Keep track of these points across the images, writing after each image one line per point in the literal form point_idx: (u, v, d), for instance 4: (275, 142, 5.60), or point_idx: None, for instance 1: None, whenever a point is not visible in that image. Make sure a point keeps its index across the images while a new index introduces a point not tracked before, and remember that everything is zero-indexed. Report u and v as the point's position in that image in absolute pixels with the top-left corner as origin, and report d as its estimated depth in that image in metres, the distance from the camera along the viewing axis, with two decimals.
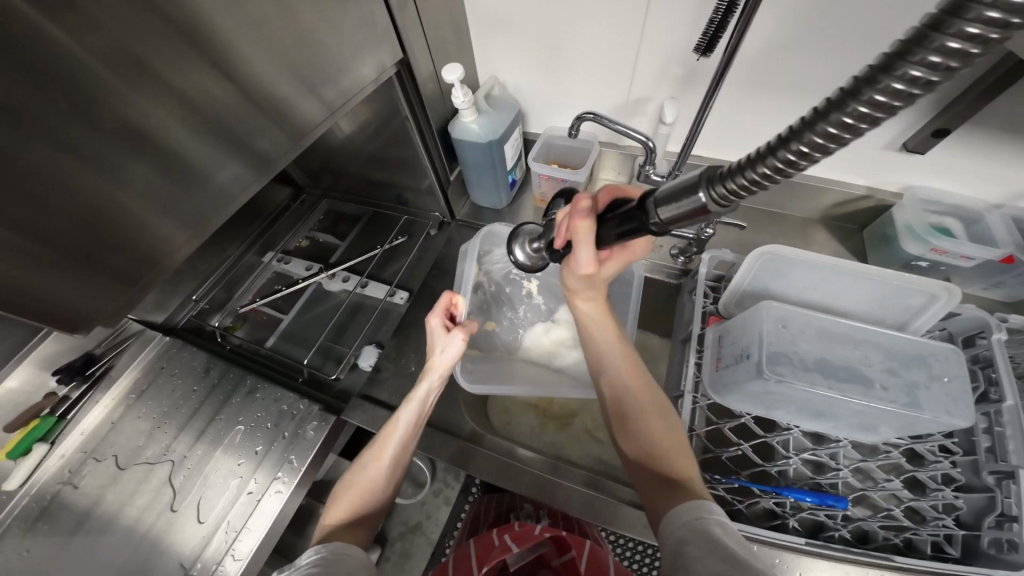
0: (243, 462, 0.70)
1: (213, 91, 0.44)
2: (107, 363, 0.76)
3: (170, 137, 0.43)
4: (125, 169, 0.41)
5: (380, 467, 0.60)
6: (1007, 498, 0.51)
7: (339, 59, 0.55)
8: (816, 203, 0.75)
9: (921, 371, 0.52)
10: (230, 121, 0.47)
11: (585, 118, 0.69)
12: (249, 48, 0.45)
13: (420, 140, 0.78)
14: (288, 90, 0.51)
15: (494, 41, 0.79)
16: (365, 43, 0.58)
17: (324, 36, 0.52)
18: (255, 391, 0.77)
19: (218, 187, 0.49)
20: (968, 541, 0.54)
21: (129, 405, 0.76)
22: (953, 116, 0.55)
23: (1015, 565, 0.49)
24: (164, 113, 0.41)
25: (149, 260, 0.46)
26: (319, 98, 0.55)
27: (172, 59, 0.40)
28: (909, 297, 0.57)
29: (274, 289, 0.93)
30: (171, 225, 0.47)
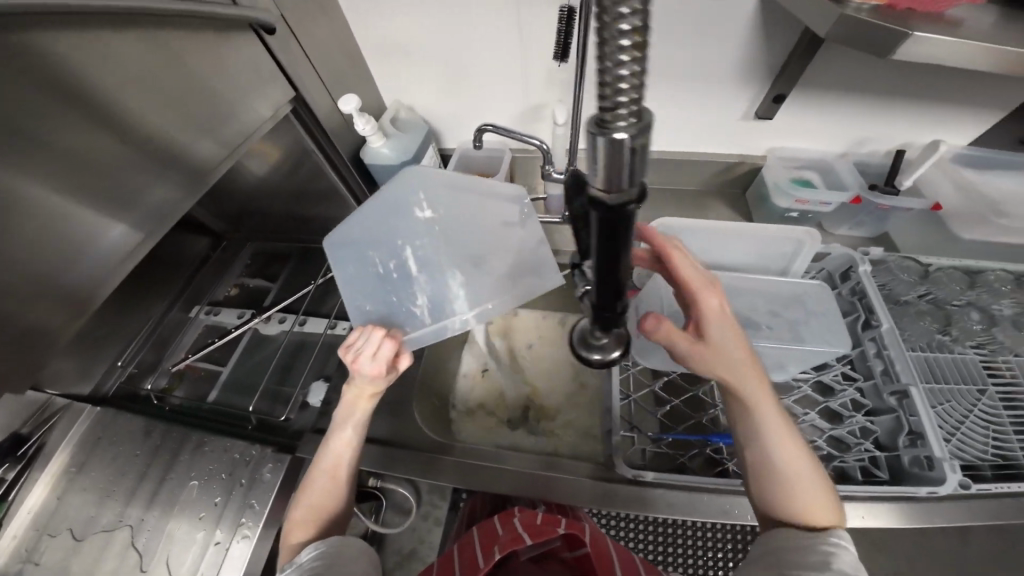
0: (204, 515, 0.68)
1: (102, 146, 0.44)
2: (39, 441, 0.73)
3: (56, 197, 0.42)
4: (9, 236, 0.40)
5: (335, 481, 0.55)
6: (912, 417, 0.57)
7: (236, 105, 0.57)
8: (706, 175, 0.82)
9: (797, 308, 0.59)
10: (123, 175, 0.47)
11: (485, 130, 0.72)
12: (128, 98, 0.45)
13: (334, 172, 0.81)
14: (179, 134, 0.51)
15: (391, 69, 0.83)
16: (261, 89, 0.61)
17: (210, 78, 0.53)
18: (203, 444, 0.75)
19: (116, 242, 0.48)
20: (891, 463, 0.58)
21: (70, 479, 0.72)
22: (786, 82, 0.64)
23: (939, 481, 0.53)
24: (46, 174, 0.41)
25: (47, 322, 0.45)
26: (216, 140, 0.56)
27: (44, 121, 0.40)
28: (782, 246, 0.64)
29: (208, 342, 0.89)
30: (70, 283, 0.45)
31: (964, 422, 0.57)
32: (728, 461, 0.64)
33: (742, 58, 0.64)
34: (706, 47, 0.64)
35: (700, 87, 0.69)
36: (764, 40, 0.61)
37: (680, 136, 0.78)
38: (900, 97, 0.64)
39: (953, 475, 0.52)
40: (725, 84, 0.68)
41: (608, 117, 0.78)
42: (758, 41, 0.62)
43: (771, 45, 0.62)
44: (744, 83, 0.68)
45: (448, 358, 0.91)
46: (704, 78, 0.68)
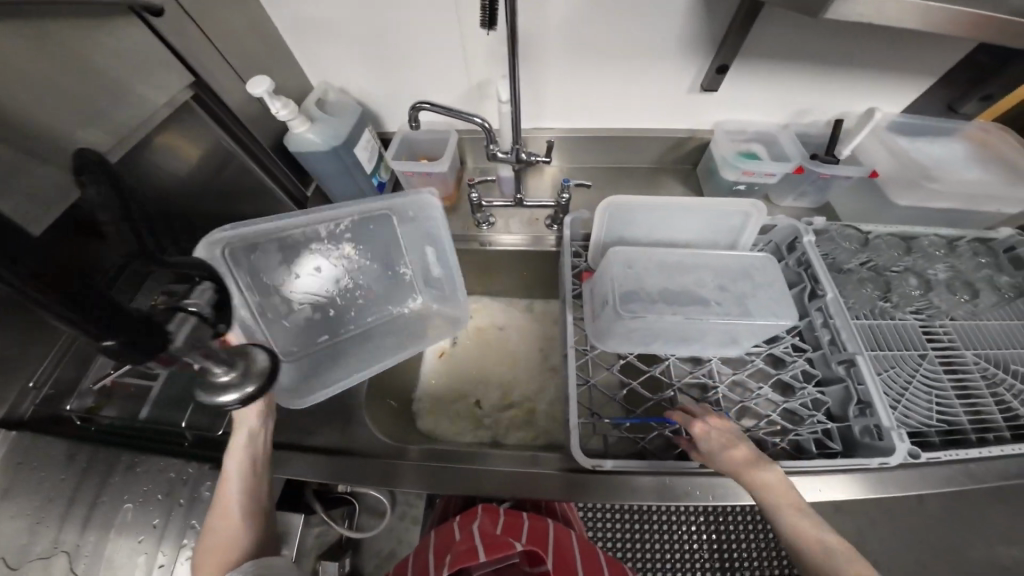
0: (144, 537, 0.64)
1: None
2: None
3: None
4: None
5: (230, 517, 0.51)
6: (859, 385, 0.58)
7: (124, 89, 0.50)
8: (656, 152, 0.81)
9: (745, 282, 0.58)
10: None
11: (421, 108, 0.67)
12: None
13: (258, 161, 0.73)
14: (58, 123, 0.44)
15: (313, 45, 0.75)
16: (158, 71, 0.54)
17: (93, 60, 0.47)
18: (135, 465, 0.69)
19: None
20: (843, 433, 0.60)
21: None
22: (728, 52, 0.62)
23: (887, 450, 0.55)
24: None
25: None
26: (107, 130, 0.49)
27: None
28: (729, 219, 0.63)
29: (134, 355, 0.80)
30: None
31: (907, 387, 0.59)
32: None
33: (683, 28, 0.62)
34: (645, 16, 0.61)
35: (644, 58, 0.67)
36: (703, 8, 0.59)
37: (629, 111, 0.76)
38: (837, 65, 0.64)
39: (901, 443, 0.54)
40: (668, 55, 0.66)
41: (554, 93, 0.74)
42: (697, 9, 0.59)
43: (712, 12, 0.59)
44: (687, 54, 0.65)
45: (406, 355, 0.87)
46: (647, 50, 0.65)
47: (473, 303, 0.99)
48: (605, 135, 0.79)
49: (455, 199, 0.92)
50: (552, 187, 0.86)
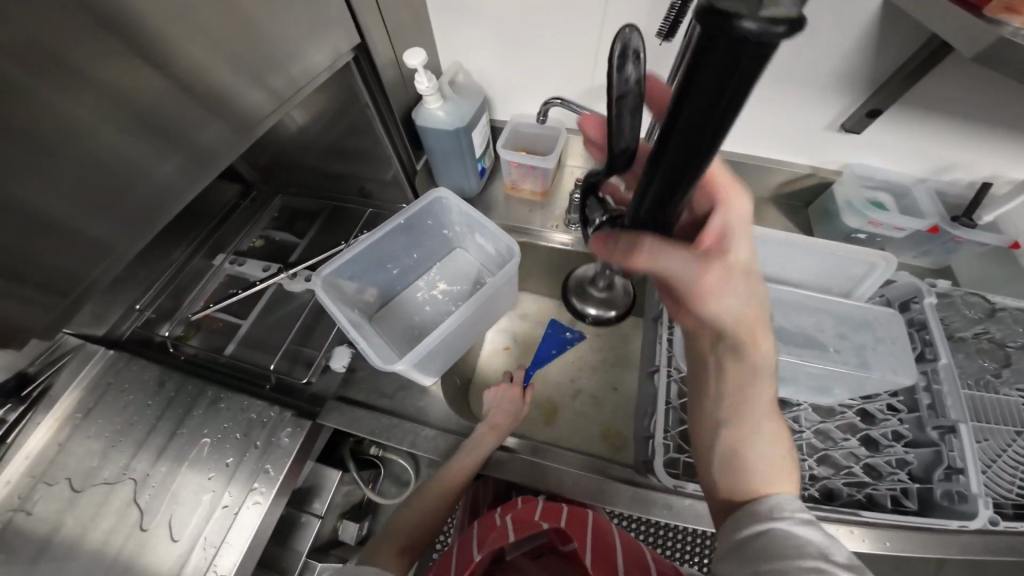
0: (213, 476, 0.67)
1: (143, 81, 0.40)
2: (46, 381, 0.71)
3: (107, 144, 0.40)
4: (53, 177, 0.37)
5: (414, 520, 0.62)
6: (951, 452, 0.54)
7: (293, 57, 0.53)
8: (766, 182, 0.79)
9: (866, 335, 0.57)
10: (174, 119, 0.44)
11: (553, 103, 0.67)
12: (186, 40, 0.41)
13: (382, 128, 0.75)
14: (228, 80, 0.47)
15: (454, 27, 0.77)
16: (325, 42, 0.56)
17: (269, 26, 0.48)
18: (219, 401, 0.73)
19: (161, 183, 0.45)
20: (923, 495, 0.56)
21: (76, 425, 0.70)
22: (886, 96, 0.60)
23: (969, 515, 0.51)
24: (96, 115, 0.38)
25: (87, 263, 0.43)
26: (266, 88, 0.51)
27: (96, 56, 0.36)
28: (851, 268, 0.62)
29: (229, 294, 0.86)
30: (112, 224, 0.43)
31: (998, 459, 0.57)
32: None
33: (842, 63, 0.60)
34: (810, 45, 0.59)
35: (787, 87, 0.65)
36: (872, 47, 0.57)
37: (750, 138, 0.74)
38: (1006, 126, 0.59)
39: (985, 510, 0.50)
40: (814, 89, 0.64)
41: None
42: (867, 48, 0.57)
43: (882, 53, 0.57)
44: (835, 91, 0.63)
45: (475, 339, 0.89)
46: (795, 80, 0.64)
47: (540, 300, 1.00)
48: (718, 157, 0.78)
49: (548, 194, 0.93)
50: None
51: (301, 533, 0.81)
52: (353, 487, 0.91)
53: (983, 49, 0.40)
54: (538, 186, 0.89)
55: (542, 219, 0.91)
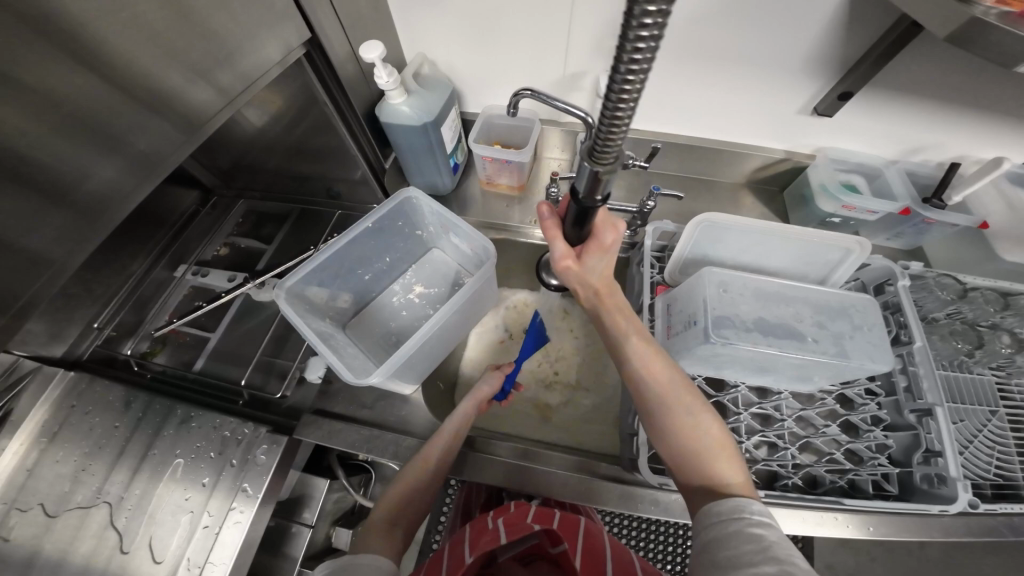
0: (191, 495, 0.64)
1: (70, 82, 0.36)
2: (6, 406, 0.66)
3: (29, 150, 0.35)
4: None
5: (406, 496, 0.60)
6: (929, 435, 0.55)
7: (245, 55, 0.49)
8: (744, 167, 0.78)
9: (845, 322, 0.56)
10: (109, 121, 0.40)
11: (522, 95, 0.64)
12: (121, 36, 0.37)
13: (345, 128, 0.72)
14: (171, 79, 0.43)
15: (414, 15, 0.72)
16: (278, 37, 0.52)
17: (217, 17, 0.44)
18: (189, 419, 0.69)
19: (98, 190, 0.42)
20: (902, 478, 0.57)
21: (44, 448, 0.65)
22: (857, 79, 0.59)
23: (948, 499, 0.52)
24: (15, 121, 0.34)
25: (23, 280, 0.39)
26: (214, 86, 0.47)
27: (13, 58, 0.32)
28: (827, 254, 0.62)
29: (195, 306, 0.81)
30: (46, 234, 0.39)
31: (973, 440, 0.58)
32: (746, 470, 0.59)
33: (815, 44, 0.58)
34: (784, 27, 0.57)
35: (762, 70, 0.63)
36: (845, 27, 0.55)
37: (727, 123, 0.73)
38: (975, 107, 0.59)
39: (964, 493, 0.51)
40: (788, 72, 0.63)
41: (656, 96, 0.71)
42: (840, 29, 0.56)
43: (854, 33, 0.56)
44: (809, 74, 0.62)
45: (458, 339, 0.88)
46: (769, 64, 0.62)
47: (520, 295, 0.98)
48: (694, 144, 0.77)
49: (525, 188, 0.91)
50: (629, 189, 0.84)
51: (294, 542, 0.80)
52: (343, 493, 0.89)
53: (957, 29, 0.39)
54: (513, 180, 0.87)
55: (519, 215, 0.89)
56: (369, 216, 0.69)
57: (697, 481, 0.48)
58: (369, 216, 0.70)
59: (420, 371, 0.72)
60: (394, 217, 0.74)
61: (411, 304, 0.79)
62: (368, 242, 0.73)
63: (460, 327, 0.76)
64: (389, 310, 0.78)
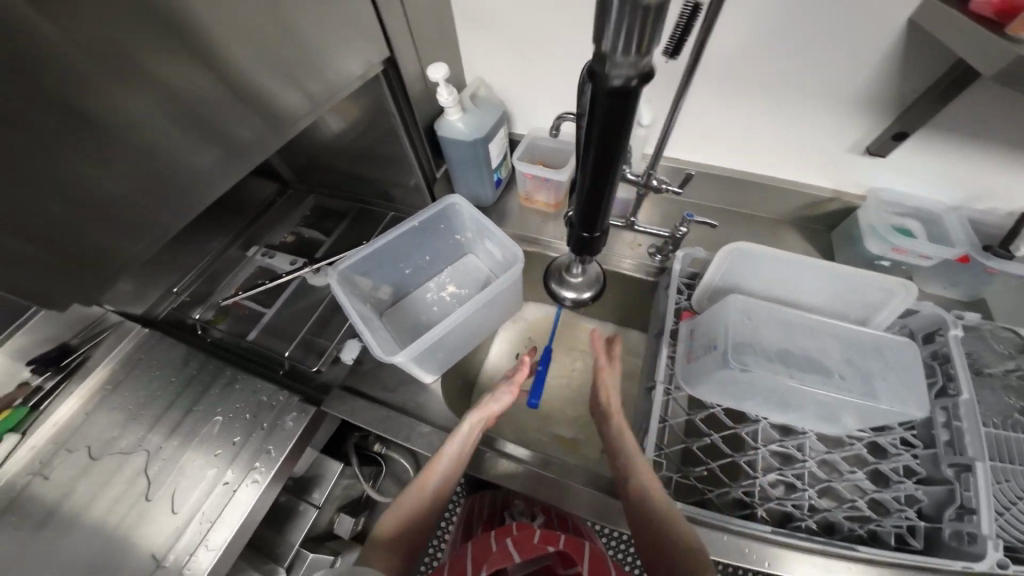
0: (220, 453, 0.70)
1: (201, 84, 0.46)
2: (82, 354, 0.78)
3: (150, 131, 0.44)
4: (99, 155, 0.41)
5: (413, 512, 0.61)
6: (967, 491, 0.49)
7: (327, 76, 0.59)
8: (785, 203, 0.77)
9: (878, 362, 0.54)
10: (215, 113, 0.48)
11: (566, 118, 0.69)
12: (234, 43, 0.46)
13: (406, 140, 0.81)
14: (266, 82, 0.51)
15: (478, 42, 0.81)
16: (357, 65, 0.63)
17: (314, 33, 0.54)
18: (234, 382, 0.78)
19: (200, 173, 0.50)
20: (929, 532, 0.52)
21: (101, 399, 0.75)
22: (912, 119, 0.58)
23: (976, 557, 0.47)
24: (144, 105, 0.42)
25: (121, 240, 0.46)
26: (300, 90, 0.56)
27: (152, 54, 0.41)
28: (867, 294, 0.59)
29: (258, 283, 0.92)
30: (150, 204, 0.47)
31: (1016, 503, 0.51)
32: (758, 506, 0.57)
33: (862, 82, 0.58)
34: (830, 62, 0.58)
35: (806, 106, 0.64)
36: (895, 66, 0.55)
37: (769, 156, 0.73)
38: None
39: (995, 552, 0.46)
40: (834, 108, 0.63)
41: (696, 125, 0.73)
42: (889, 67, 0.56)
43: (906, 71, 0.55)
44: (856, 112, 0.62)
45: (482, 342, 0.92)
46: (813, 100, 0.63)
47: (546, 310, 1.01)
48: (733, 175, 0.77)
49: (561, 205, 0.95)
50: (664, 215, 0.86)
51: (297, 523, 0.83)
52: (354, 481, 0.93)
53: (1005, 66, 0.38)
54: (551, 198, 0.91)
55: (553, 231, 0.93)
56: (415, 215, 0.76)
57: (676, 549, 0.48)
58: (421, 217, 0.77)
59: (439, 364, 0.76)
60: (438, 221, 0.81)
61: (441, 302, 0.84)
62: (412, 240, 0.80)
63: (483, 327, 0.80)
64: (423, 305, 0.84)
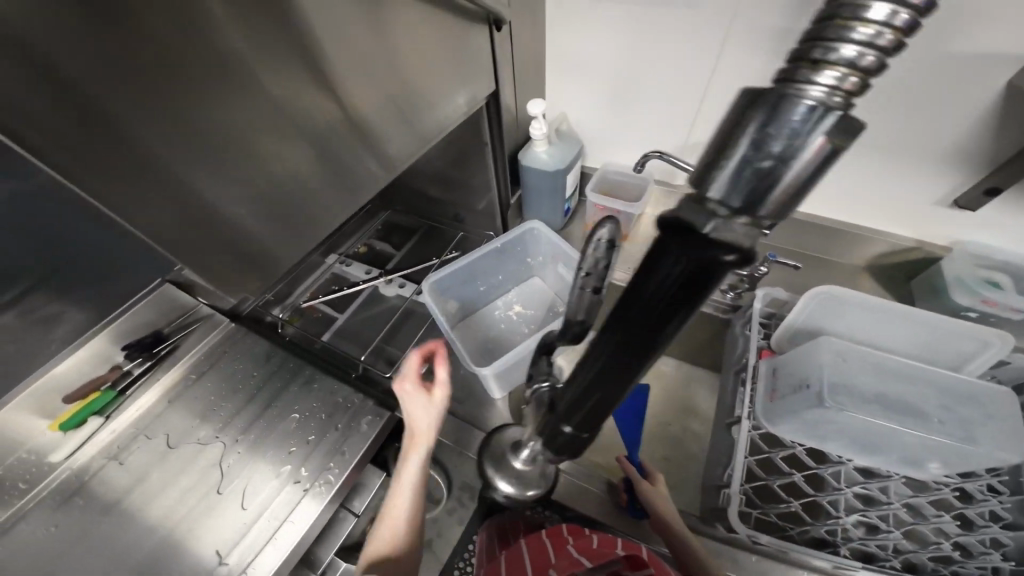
0: (294, 451, 0.70)
1: (318, 109, 0.44)
2: (173, 342, 0.77)
3: (269, 149, 0.41)
4: (221, 176, 0.38)
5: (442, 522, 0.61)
6: None
7: (428, 99, 0.59)
8: (860, 249, 0.78)
9: (977, 409, 0.53)
10: (329, 128, 0.46)
11: (652, 156, 0.73)
12: (343, 57, 0.44)
13: (492, 165, 0.86)
14: (373, 97, 0.50)
15: (566, 83, 0.88)
16: (451, 89, 0.63)
17: (422, 52, 0.55)
18: (312, 382, 0.78)
19: (315, 202, 0.48)
20: None
21: (185, 386, 0.76)
22: (1008, 174, 0.59)
23: None
24: (263, 121, 0.39)
25: (244, 262, 0.43)
26: (405, 103, 0.55)
27: (270, 66, 0.38)
28: (960, 344, 0.59)
29: (333, 289, 0.98)
30: (267, 225, 0.44)
31: None
32: (840, 545, 0.55)
33: (956, 137, 0.61)
34: (927, 115, 0.60)
35: (895, 156, 0.66)
36: (995, 122, 0.57)
37: (849, 203, 0.75)
38: None
39: None
40: (924, 161, 0.65)
41: None
42: (987, 124, 0.58)
43: (1005, 128, 0.57)
44: (944, 165, 0.64)
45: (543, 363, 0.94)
46: (904, 151, 0.65)
47: None
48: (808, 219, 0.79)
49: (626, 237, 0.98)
50: None
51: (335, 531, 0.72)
52: None
53: None
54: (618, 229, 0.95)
55: None
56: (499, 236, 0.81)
57: None
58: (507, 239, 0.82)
59: (514, 382, 0.78)
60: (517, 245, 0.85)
61: (507, 321, 0.87)
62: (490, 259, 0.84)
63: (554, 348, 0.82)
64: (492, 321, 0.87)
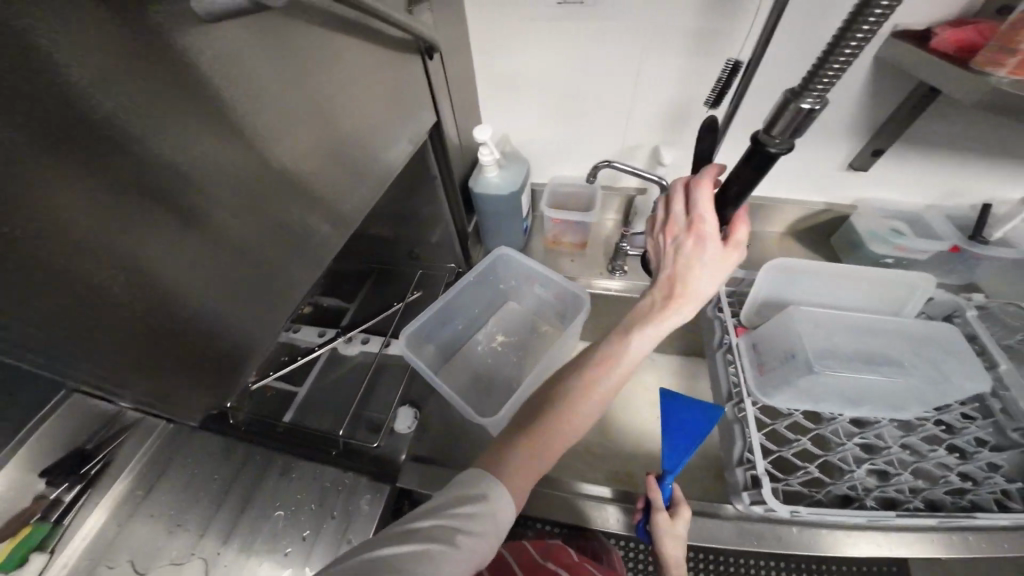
0: (291, 551, 0.60)
1: (225, 161, 0.33)
2: (105, 457, 0.66)
3: (192, 223, 0.32)
4: (135, 269, 0.30)
5: None
6: None
7: (375, 136, 0.52)
8: (789, 219, 0.88)
9: (931, 349, 0.62)
10: (265, 184, 0.37)
11: (603, 166, 0.75)
12: (267, 98, 0.36)
13: (443, 196, 0.82)
14: (310, 137, 0.41)
15: (502, 104, 0.87)
16: (394, 125, 0.57)
17: (358, 84, 0.47)
18: (289, 471, 0.67)
19: (243, 275, 0.38)
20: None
21: (137, 503, 0.65)
22: (886, 138, 0.71)
23: None
24: (175, 193, 0.31)
25: (192, 358, 0.36)
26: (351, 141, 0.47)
27: (167, 125, 0.29)
28: (894, 291, 0.69)
29: (283, 361, 0.83)
30: (214, 310, 0.36)
31: None
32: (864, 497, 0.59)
33: (846, 113, 0.71)
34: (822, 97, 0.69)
35: (803, 135, 0.75)
36: (871, 99, 0.68)
37: (774, 180, 0.84)
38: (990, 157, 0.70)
39: None
40: (827, 136, 0.75)
41: None
42: (866, 99, 0.68)
43: (882, 100, 0.68)
44: (840, 138, 0.75)
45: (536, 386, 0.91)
46: (808, 130, 0.75)
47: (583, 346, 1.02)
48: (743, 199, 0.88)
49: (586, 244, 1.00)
50: None
51: None
52: None
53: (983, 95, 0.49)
54: (578, 238, 0.96)
55: (581, 269, 0.96)
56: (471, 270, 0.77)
57: None
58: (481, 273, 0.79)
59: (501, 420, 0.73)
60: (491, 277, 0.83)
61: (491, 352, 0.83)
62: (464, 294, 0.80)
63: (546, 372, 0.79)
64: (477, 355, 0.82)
